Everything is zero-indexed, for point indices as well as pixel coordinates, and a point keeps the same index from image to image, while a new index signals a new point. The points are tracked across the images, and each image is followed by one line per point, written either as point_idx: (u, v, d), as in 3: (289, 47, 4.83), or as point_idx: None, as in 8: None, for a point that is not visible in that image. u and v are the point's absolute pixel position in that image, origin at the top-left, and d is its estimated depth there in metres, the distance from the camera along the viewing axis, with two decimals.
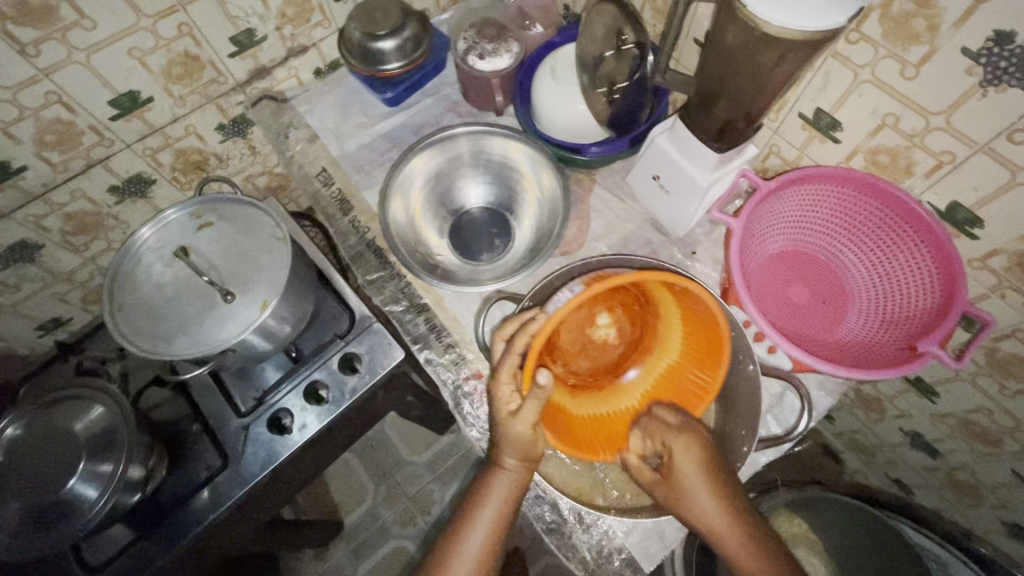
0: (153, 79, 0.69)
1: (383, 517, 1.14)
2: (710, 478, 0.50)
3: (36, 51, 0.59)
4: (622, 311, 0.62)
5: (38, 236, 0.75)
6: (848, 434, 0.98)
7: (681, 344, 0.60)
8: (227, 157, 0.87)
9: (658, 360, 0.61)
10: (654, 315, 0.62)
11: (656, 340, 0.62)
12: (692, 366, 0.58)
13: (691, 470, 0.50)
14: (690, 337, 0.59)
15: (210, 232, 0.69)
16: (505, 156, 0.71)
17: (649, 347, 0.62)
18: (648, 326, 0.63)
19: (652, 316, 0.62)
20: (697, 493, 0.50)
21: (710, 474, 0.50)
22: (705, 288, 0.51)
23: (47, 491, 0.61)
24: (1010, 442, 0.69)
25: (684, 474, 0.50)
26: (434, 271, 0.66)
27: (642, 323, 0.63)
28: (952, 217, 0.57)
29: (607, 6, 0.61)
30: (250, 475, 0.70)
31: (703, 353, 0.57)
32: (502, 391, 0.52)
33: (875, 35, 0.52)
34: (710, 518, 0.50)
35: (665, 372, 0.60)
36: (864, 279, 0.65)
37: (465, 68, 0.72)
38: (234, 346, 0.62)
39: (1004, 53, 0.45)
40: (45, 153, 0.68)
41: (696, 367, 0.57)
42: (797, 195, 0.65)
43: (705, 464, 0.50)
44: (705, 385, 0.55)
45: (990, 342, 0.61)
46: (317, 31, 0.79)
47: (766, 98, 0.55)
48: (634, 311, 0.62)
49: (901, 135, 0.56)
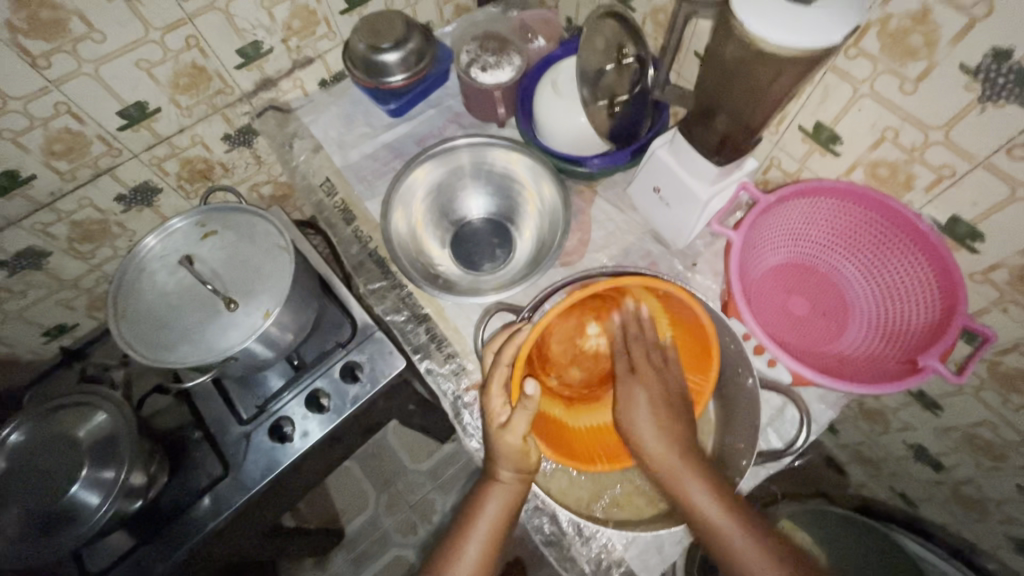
0: (161, 89, 0.70)
1: (384, 526, 1.14)
2: (655, 416, 0.52)
3: (46, 63, 0.60)
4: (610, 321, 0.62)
5: (46, 244, 0.76)
6: (852, 446, 0.97)
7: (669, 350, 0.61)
8: (232, 166, 0.89)
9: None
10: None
11: None
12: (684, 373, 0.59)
13: (641, 414, 0.53)
14: (677, 341, 0.60)
15: (214, 240, 0.69)
16: (506, 167, 0.72)
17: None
18: None
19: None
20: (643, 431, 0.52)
21: (659, 413, 0.53)
22: (687, 292, 0.52)
23: (50, 498, 0.61)
24: (1015, 456, 0.69)
25: (631, 411, 0.53)
26: (435, 282, 0.66)
27: None
28: (953, 230, 0.57)
29: (607, 21, 0.62)
30: (250, 482, 0.70)
31: (694, 358, 0.58)
32: (493, 402, 0.53)
33: (874, 50, 0.52)
34: (660, 461, 0.51)
35: None
36: (863, 291, 0.65)
37: (467, 80, 0.73)
38: (236, 354, 0.63)
39: (1002, 69, 0.45)
40: (54, 163, 0.69)
41: (688, 373, 0.58)
42: (796, 209, 0.66)
43: (653, 406, 0.53)
44: (698, 388, 0.56)
45: (992, 355, 0.61)
46: (322, 42, 0.80)
47: (766, 112, 0.55)
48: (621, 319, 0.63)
49: (901, 149, 0.56)
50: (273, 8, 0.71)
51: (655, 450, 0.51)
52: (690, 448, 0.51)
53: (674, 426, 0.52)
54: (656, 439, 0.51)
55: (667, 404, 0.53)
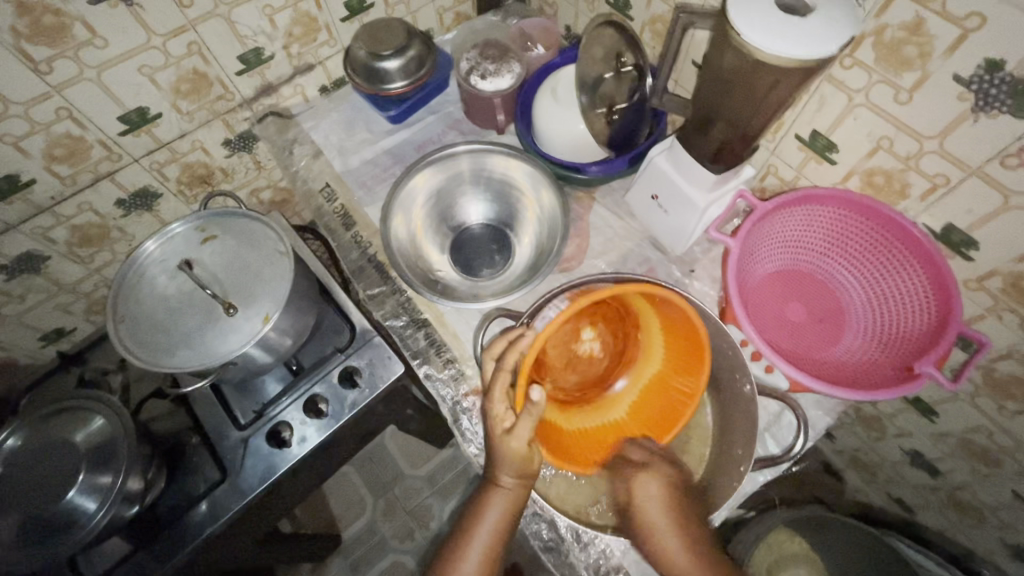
0: (162, 95, 0.71)
1: (381, 531, 1.13)
2: (670, 511, 0.51)
3: (49, 69, 0.60)
4: (605, 325, 0.63)
5: (46, 248, 0.77)
6: (849, 452, 0.97)
7: (664, 352, 0.61)
8: (232, 171, 0.89)
9: (643, 370, 0.62)
10: (635, 326, 0.63)
11: (639, 349, 0.63)
12: (676, 375, 0.59)
13: (654, 511, 0.51)
14: (672, 345, 0.60)
15: (214, 245, 0.69)
16: (505, 173, 0.72)
17: (634, 359, 0.63)
18: (630, 338, 0.64)
19: (634, 327, 0.63)
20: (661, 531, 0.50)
21: (673, 511, 0.51)
22: (679, 293, 0.52)
23: (46, 503, 0.61)
24: (1010, 463, 0.69)
25: (641, 504, 0.52)
26: (434, 287, 0.66)
27: (624, 336, 0.64)
28: (948, 238, 0.58)
29: (606, 29, 0.62)
30: (247, 488, 0.70)
31: (685, 360, 0.58)
32: (496, 408, 0.53)
33: (869, 60, 0.53)
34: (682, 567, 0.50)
35: (653, 379, 0.61)
36: (860, 298, 0.65)
37: (467, 87, 0.74)
38: (235, 359, 0.63)
39: (995, 80, 0.46)
40: (55, 167, 0.69)
41: (679, 377, 0.58)
42: (793, 216, 0.66)
43: (667, 501, 0.52)
44: (688, 390, 0.56)
45: (988, 362, 0.62)
46: (323, 49, 0.81)
47: (763, 120, 0.56)
48: (615, 324, 0.63)
49: (896, 157, 0.57)
50: (275, 15, 0.72)
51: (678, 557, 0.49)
52: (688, 526, 0.51)
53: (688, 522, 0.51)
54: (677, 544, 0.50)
55: (678, 497, 0.53)
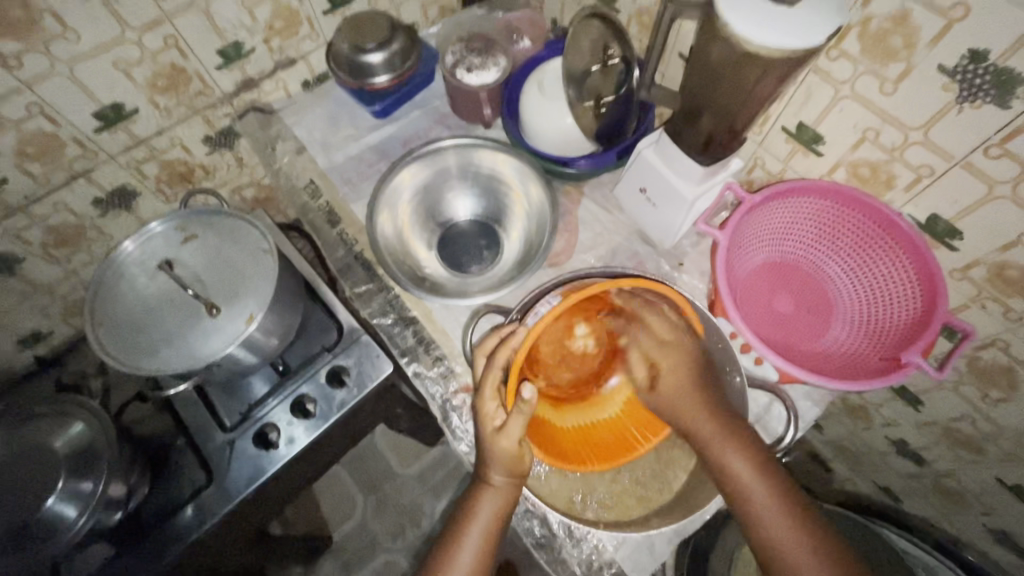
0: (138, 90, 0.69)
1: (372, 531, 1.12)
2: (696, 380, 0.55)
3: (18, 63, 0.58)
4: (599, 321, 0.61)
5: (19, 249, 0.74)
6: (836, 443, 0.98)
7: None
8: (214, 169, 0.87)
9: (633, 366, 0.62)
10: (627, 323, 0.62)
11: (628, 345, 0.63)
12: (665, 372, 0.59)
13: (675, 374, 0.56)
14: None
15: (195, 244, 0.68)
16: (492, 168, 0.71)
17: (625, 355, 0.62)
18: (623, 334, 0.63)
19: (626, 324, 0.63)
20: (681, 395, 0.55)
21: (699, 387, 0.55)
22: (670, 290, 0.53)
23: (22, 510, 0.59)
24: (994, 449, 0.70)
25: (666, 379, 0.56)
26: (423, 284, 0.66)
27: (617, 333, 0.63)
28: (932, 228, 0.58)
29: (594, 22, 0.61)
30: (234, 490, 0.68)
31: None
32: (487, 407, 0.53)
33: (855, 52, 0.53)
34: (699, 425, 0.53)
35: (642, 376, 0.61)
36: (847, 288, 0.66)
37: (452, 81, 0.73)
38: (219, 361, 0.62)
39: (979, 70, 0.46)
40: (27, 166, 0.67)
41: None
42: (781, 208, 0.66)
43: (693, 374, 0.55)
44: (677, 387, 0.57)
45: (972, 351, 0.62)
46: (305, 43, 0.79)
47: (750, 112, 0.56)
48: (609, 321, 0.61)
49: (881, 149, 0.57)
50: (254, 8, 0.70)
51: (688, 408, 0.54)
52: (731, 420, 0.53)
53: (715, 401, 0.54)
54: (693, 404, 0.54)
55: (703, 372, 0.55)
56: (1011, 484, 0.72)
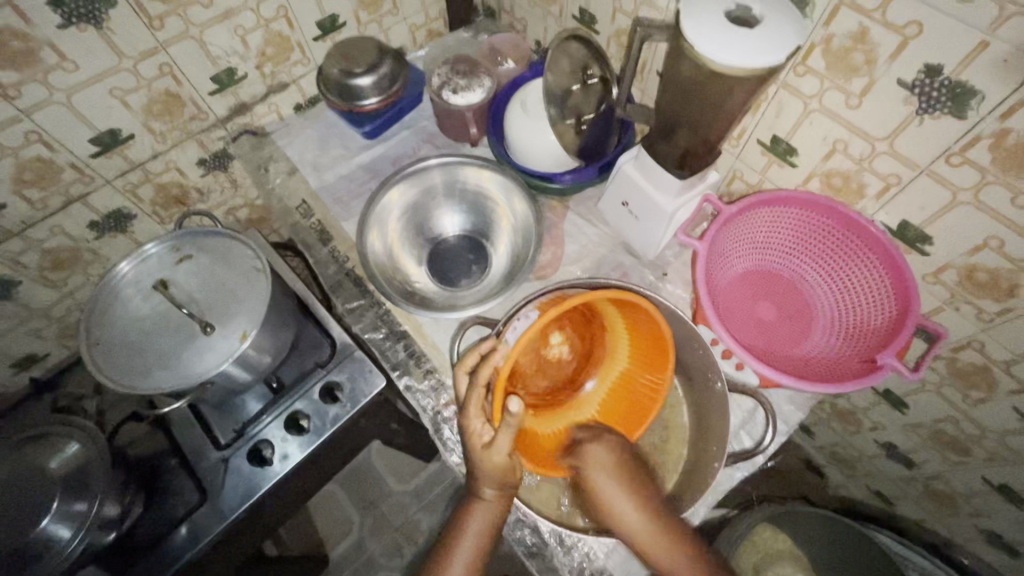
0: (133, 116, 0.71)
1: (369, 549, 1.12)
2: (620, 472, 0.53)
3: (17, 93, 0.60)
4: (573, 329, 0.64)
5: (16, 272, 0.76)
6: (828, 448, 0.99)
7: (629, 351, 0.62)
8: (208, 191, 0.89)
9: (609, 368, 0.63)
10: (603, 330, 0.64)
11: (604, 349, 0.64)
12: (642, 372, 0.60)
13: (603, 466, 0.52)
14: (638, 342, 0.61)
15: (190, 265, 0.69)
16: (478, 185, 0.74)
17: (601, 358, 0.63)
18: (597, 337, 0.64)
19: (601, 331, 0.64)
20: (607, 491, 0.52)
21: (624, 478, 0.52)
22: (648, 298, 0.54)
23: (15, 533, 0.59)
24: (978, 449, 0.71)
25: (595, 476, 0.52)
26: (412, 299, 0.67)
27: (591, 338, 0.64)
28: (904, 235, 0.60)
29: (572, 44, 0.64)
30: (228, 509, 0.69)
31: (653, 359, 0.59)
32: (473, 424, 0.53)
33: (821, 68, 0.56)
34: (631, 521, 0.51)
35: (619, 379, 0.62)
36: (824, 294, 0.68)
37: (439, 103, 0.75)
38: (213, 378, 0.63)
39: (935, 84, 0.49)
40: (24, 191, 0.69)
41: (647, 373, 0.60)
42: (758, 218, 0.68)
43: (616, 465, 0.53)
44: (658, 384, 0.58)
45: (949, 352, 0.64)
46: (296, 68, 0.82)
47: (723, 126, 0.58)
48: (582, 327, 0.64)
49: (850, 159, 0.59)
50: (246, 36, 0.73)
51: (618, 507, 0.51)
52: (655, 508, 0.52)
53: (639, 488, 0.53)
54: (622, 499, 0.52)
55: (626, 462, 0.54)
56: (997, 483, 0.73)
